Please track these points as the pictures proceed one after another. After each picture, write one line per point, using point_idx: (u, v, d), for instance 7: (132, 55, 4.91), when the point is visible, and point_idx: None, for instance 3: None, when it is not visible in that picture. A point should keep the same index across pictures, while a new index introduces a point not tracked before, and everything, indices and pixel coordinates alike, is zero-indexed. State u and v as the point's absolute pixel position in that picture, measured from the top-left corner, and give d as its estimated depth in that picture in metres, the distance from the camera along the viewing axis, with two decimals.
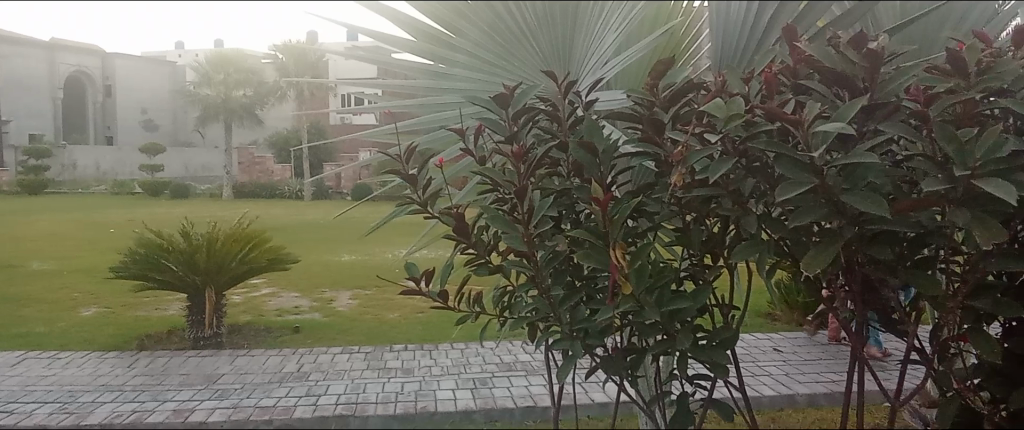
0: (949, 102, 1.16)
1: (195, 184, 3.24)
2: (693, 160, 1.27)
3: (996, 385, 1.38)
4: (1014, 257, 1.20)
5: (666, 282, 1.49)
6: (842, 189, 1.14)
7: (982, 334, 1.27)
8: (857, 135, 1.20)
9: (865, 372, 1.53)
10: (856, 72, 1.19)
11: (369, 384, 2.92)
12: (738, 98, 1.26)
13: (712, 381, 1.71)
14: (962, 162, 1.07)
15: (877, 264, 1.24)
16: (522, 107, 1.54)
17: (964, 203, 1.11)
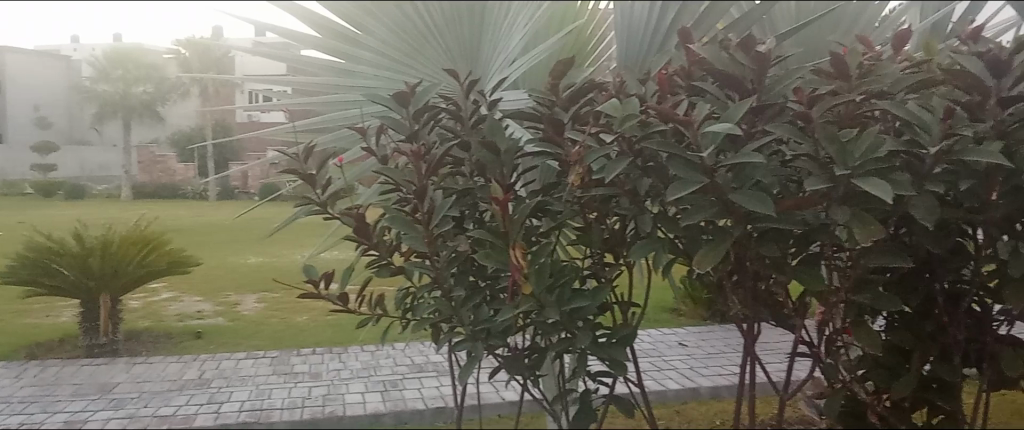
0: (830, 103, 1.20)
1: (90, 186, 1.95)
2: (590, 160, 1.32)
3: (878, 376, 1.44)
4: (893, 254, 1.25)
5: (566, 281, 1.51)
6: (731, 188, 1.18)
7: (865, 328, 1.31)
8: (745, 135, 1.24)
9: (758, 365, 1.58)
10: (745, 75, 1.24)
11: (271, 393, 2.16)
12: (633, 98, 1.28)
13: (615, 378, 1.73)
14: (843, 162, 1.11)
15: (766, 262, 1.27)
16: (424, 106, 1.52)
17: (845, 202, 1.16)
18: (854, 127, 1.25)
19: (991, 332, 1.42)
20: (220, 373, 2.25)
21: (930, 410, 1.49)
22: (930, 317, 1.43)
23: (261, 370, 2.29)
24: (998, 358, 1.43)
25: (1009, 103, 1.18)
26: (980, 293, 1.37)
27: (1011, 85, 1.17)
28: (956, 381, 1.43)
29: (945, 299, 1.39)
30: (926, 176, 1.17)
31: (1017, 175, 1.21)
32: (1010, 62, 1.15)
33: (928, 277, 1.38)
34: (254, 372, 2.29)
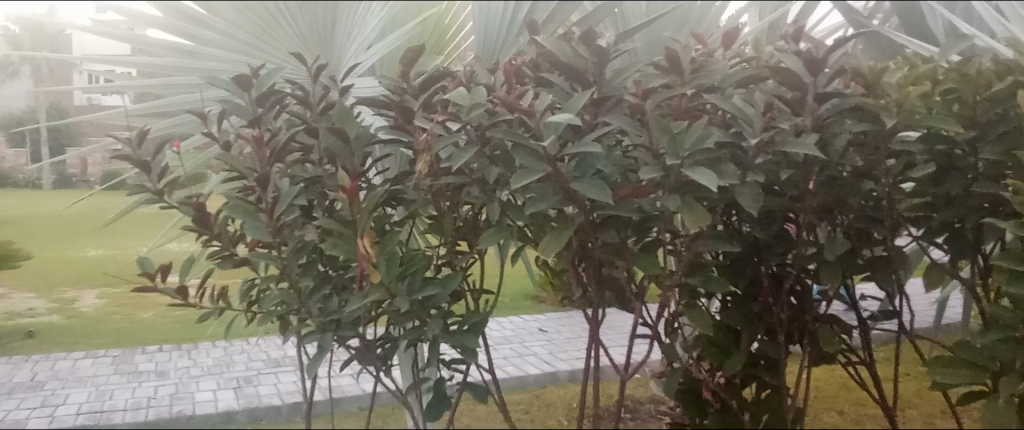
0: (663, 96, 1.27)
1: None
2: (440, 146, 1.31)
3: (711, 355, 1.53)
4: (722, 239, 1.33)
5: (417, 269, 1.48)
6: (573, 177, 1.22)
7: (698, 309, 1.41)
8: (586, 126, 1.29)
9: (603, 349, 1.63)
10: (586, 66, 1.27)
11: (120, 389, 1.81)
12: (480, 88, 1.29)
13: (467, 365, 1.74)
14: (674, 152, 1.17)
15: (607, 247, 1.35)
16: (268, 89, 1.46)
17: (677, 190, 1.23)
18: (686, 119, 1.32)
19: (811, 312, 1.52)
20: (58, 374, 1.75)
21: (758, 385, 1.60)
22: (757, 298, 1.53)
23: (103, 370, 1.78)
24: (816, 336, 1.54)
25: (824, 99, 1.25)
26: (800, 274, 1.47)
27: (826, 82, 1.24)
28: (779, 358, 1.53)
29: (770, 280, 1.50)
30: (749, 167, 1.25)
31: (829, 167, 1.28)
32: (824, 61, 1.20)
33: (755, 261, 1.48)
34: (97, 373, 1.77)
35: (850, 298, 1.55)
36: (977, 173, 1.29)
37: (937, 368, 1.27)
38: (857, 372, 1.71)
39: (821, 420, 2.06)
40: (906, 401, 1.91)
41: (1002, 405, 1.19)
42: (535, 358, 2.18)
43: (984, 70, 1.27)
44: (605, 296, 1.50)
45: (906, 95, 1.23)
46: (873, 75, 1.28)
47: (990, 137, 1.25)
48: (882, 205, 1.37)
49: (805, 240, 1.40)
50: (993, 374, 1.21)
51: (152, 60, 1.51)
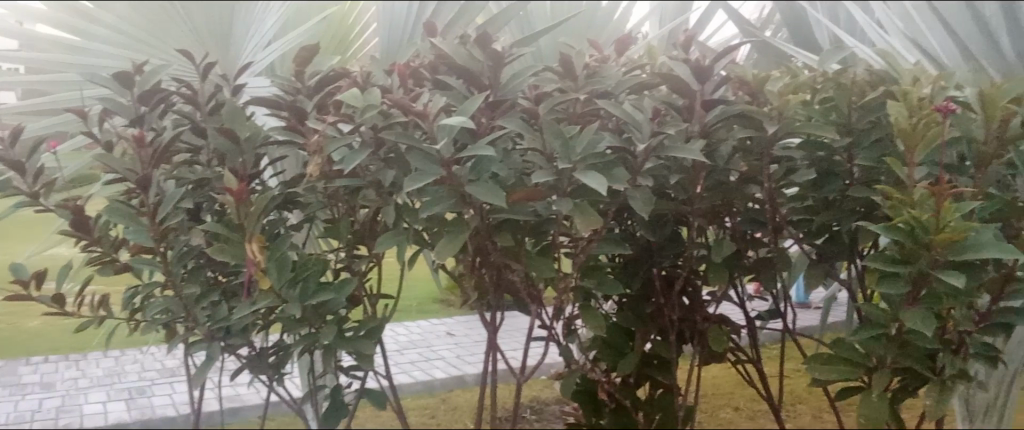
0: (556, 100, 1.28)
1: None
2: (333, 148, 1.27)
3: (605, 356, 1.57)
4: (614, 241, 1.35)
5: (310, 274, 1.44)
6: (467, 180, 1.22)
7: (592, 310, 1.43)
8: (483, 128, 1.27)
9: (502, 353, 1.64)
10: (481, 69, 1.26)
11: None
12: (374, 89, 1.26)
13: (365, 371, 1.71)
14: (566, 156, 1.19)
15: (503, 251, 1.35)
16: (154, 86, 1.40)
17: (570, 194, 1.25)
18: (579, 123, 1.34)
19: (701, 312, 1.57)
20: None
21: (652, 384, 1.66)
22: (649, 299, 1.57)
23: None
24: (706, 335, 1.59)
25: (711, 106, 1.29)
26: (689, 275, 1.51)
27: (712, 90, 1.28)
28: (670, 358, 1.59)
29: (661, 282, 1.53)
30: (638, 170, 1.28)
31: (717, 171, 1.33)
32: (710, 69, 1.24)
33: (647, 264, 1.51)
34: None
35: (738, 298, 1.59)
36: (853, 179, 1.35)
37: (814, 365, 1.28)
38: (745, 369, 1.77)
39: (718, 416, 2.13)
40: (794, 398, 1.98)
41: (875, 399, 1.21)
42: (442, 362, 2.12)
43: (858, 80, 1.34)
44: (504, 299, 1.51)
45: (785, 102, 1.29)
46: (757, 83, 1.33)
47: (864, 144, 1.30)
48: (765, 210, 1.41)
49: (694, 243, 1.44)
50: (866, 370, 1.23)
51: (32, 54, 1.37)
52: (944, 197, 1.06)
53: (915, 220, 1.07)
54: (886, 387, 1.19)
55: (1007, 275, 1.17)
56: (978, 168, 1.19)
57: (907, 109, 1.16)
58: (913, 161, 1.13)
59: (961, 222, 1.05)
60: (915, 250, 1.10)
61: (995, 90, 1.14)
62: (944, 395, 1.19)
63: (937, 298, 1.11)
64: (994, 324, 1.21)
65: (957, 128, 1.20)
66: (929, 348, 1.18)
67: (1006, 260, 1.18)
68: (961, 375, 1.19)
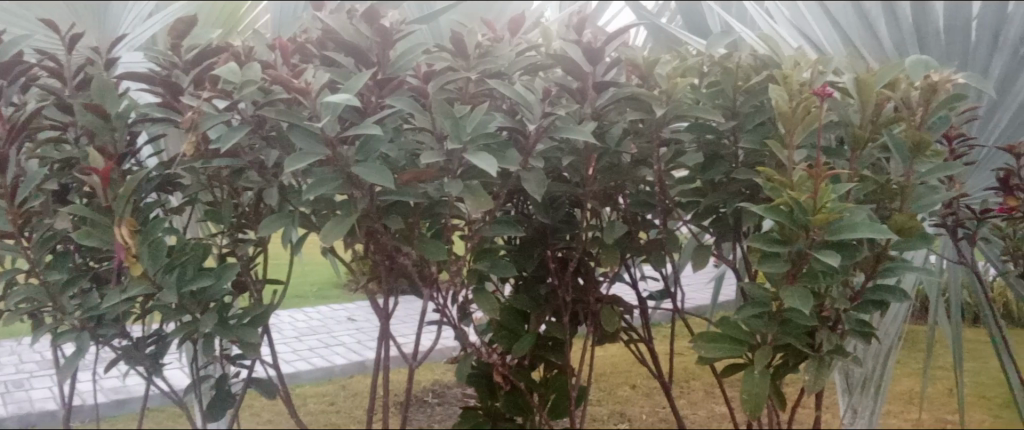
0: (446, 79, 1.24)
1: None
2: (208, 125, 1.21)
3: (500, 338, 1.56)
4: (507, 224, 1.33)
5: (188, 259, 1.36)
6: (354, 161, 1.17)
7: (484, 292, 1.40)
8: (370, 107, 1.22)
9: (394, 339, 1.60)
10: (368, 46, 1.21)
11: None
12: (254, 64, 1.19)
13: (252, 360, 1.64)
14: (456, 136, 1.16)
15: (393, 234, 1.30)
16: (13, 58, 1.28)
17: (462, 175, 1.22)
18: (473, 104, 1.31)
19: (594, 293, 1.56)
20: None
21: (546, 366, 1.65)
22: (544, 280, 1.55)
23: None
24: (599, 316, 1.58)
25: (602, 89, 1.28)
26: (582, 256, 1.50)
27: (604, 71, 1.27)
28: (563, 339, 1.58)
29: (556, 264, 1.52)
30: (530, 151, 1.26)
31: (608, 153, 1.33)
32: (601, 51, 1.24)
33: (542, 245, 1.49)
34: None
35: (630, 279, 1.60)
36: (739, 162, 1.36)
37: (701, 343, 1.28)
38: (637, 348, 1.78)
39: (615, 394, 2.15)
40: (687, 374, 2.05)
41: (757, 376, 1.23)
42: (343, 348, 2.06)
43: (744, 64, 1.35)
44: (397, 284, 1.47)
45: (674, 85, 1.28)
46: (647, 66, 1.33)
47: (748, 127, 1.31)
48: (655, 192, 1.41)
49: (587, 225, 1.43)
50: (749, 348, 1.26)
51: None
52: (821, 180, 1.09)
53: (793, 201, 1.10)
54: (769, 363, 1.21)
55: (879, 254, 1.22)
56: (855, 149, 1.22)
57: (787, 92, 1.17)
58: (793, 144, 1.16)
59: (836, 204, 1.09)
60: (794, 231, 1.12)
61: (870, 76, 1.18)
62: (822, 370, 1.21)
63: (814, 277, 1.14)
64: (868, 301, 1.25)
65: (836, 112, 1.24)
66: (808, 325, 1.20)
67: (878, 240, 1.23)
68: (837, 351, 1.22)
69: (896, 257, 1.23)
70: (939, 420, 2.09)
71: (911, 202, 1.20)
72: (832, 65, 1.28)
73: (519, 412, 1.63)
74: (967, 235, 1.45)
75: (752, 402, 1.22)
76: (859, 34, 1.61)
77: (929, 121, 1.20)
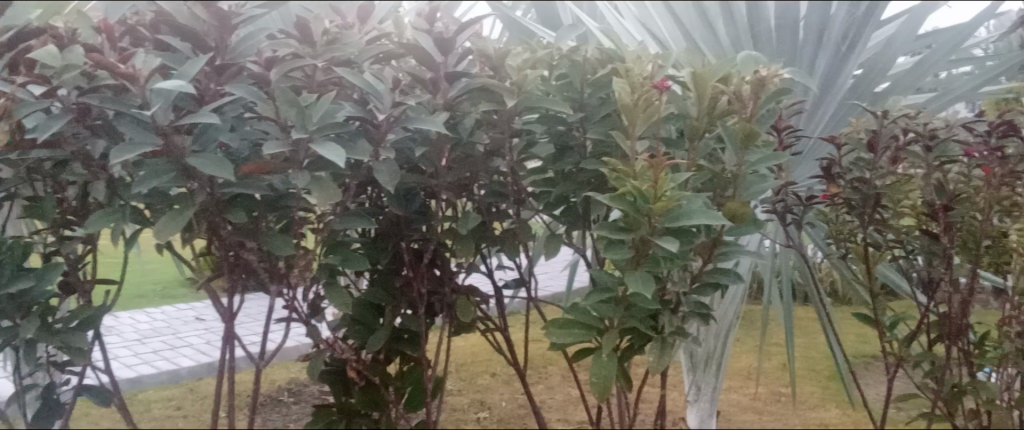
0: (290, 65, 1.18)
1: None
2: (23, 112, 1.11)
3: (353, 333, 1.53)
4: (359, 217, 1.30)
5: (3, 259, 1.25)
6: (191, 151, 1.12)
7: (336, 288, 1.36)
8: (209, 95, 1.17)
9: (240, 340, 1.53)
10: (205, 31, 1.14)
11: None
12: (78, 47, 1.11)
13: (82, 366, 1.53)
14: (303, 125, 1.13)
15: (236, 228, 1.25)
16: None
17: (309, 167, 1.19)
18: (320, 93, 1.26)
19: (449, 283, 1.53)
20: None
21: (402, 359, 1.64)
22: (399, 273, 1.53)
23: None
24: (454, 306, 1.56)
25: (454, 79, 1.28)
26: (438, 248, 1.48)
27: (455, 62, 1.27)
28: (418, 331, 1.57)
29: (410, 255, 1.49)
30: (380, 141, 1.24)
31: (461, 144, 1.32)
32: (452, 41, 1.25)
33: (396, 238, 1.47)
34: None
35: (485, 269, 1.58)
36: (586, 152, 1.38)
37: (552, 330, 1.30)
38: (494, 337, 1.77)
39: (475, 382, 2.17)
40: (543, 360, 2.12)
41: (605, 359, 1.25)
42: (190, 349, 1.93)
43: (589, 57, 1.36)
44: (243, 281, 1.40)
45: (524, 76, 1.31)
46: (497, 58, 1.32)
47: (596, 119, 1.35)
48: (508, 182, 1.42)
49: (441, 215, 1.42)
50: (598, 332, 1.29)
51: None
52: (660, 170, 1.14)
53: (636, 191, 1.14)
54: (616, 345, 1.24)
55: (714, 240, 1.28)
56: (693, 140, 1.29)
57: (629, 85, 1.21)
58: (635, 135, 1.20)
59: (675, 192, 1.14)
60: (637, 219, 1.16)
61: (706, 70, 1.24)
62: (664, 351, 1.26)
63: (656, 262, 1.18)
64: (707, 283, 1.31)
65: (675, 105, 1.30)
66: (651, 309, 1.25)
67: (715, 226, 1.29)
68: (679, 332, 1.27)
69: (730, 242, 1.30)
70: (775, 393, 2.19)
71: (743, 189, 1.27)
72: (673, 59, 1.33)
73: (374, 406, 1.62)
74: (795, 221, 1.54)
75: (600, 385, 1.25)
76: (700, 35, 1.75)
77: (758, 113, 1.26)
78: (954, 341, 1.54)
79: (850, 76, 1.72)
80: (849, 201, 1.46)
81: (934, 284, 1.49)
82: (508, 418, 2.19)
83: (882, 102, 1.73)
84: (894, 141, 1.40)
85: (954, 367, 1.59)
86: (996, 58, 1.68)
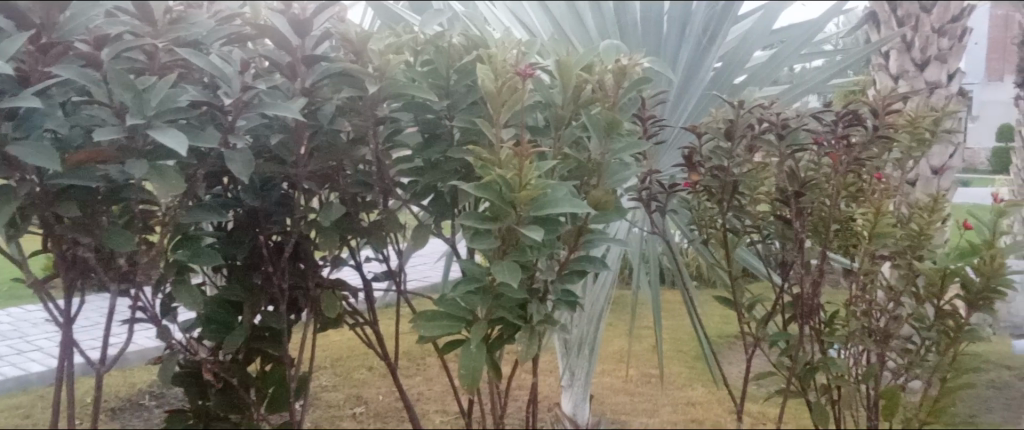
0: (125, 45, 1.11)
1: None
2: None
3: (210, 333, 1.44)
4: (208, 210, 1.23)
5: None
6: (11, 137, 1.06)
7: (186, 285, 1.27)
8: (32, 75, 1.10)
9: (80, 347, 1.43)
10: (27, 7, 1.05)
11: None
12: None
13: None
14: (139, 111, 1.05)
15: (71, 223, 1.16)
16: None
17: (148, 156, 1.11)
18: (162, 75, 1.18)
19: (313, 277, 1.46)
20: None
21: (263, 359, 1.56)
22: (259, 268, 1.46)
23: None
24: (319, 302, 1.49)
25: (312, 63, 1.22)
26: (300, 240, 1.41)
27: (313, 45, 1.22)
28: (280, 328, 1.49)
29: (270, 249, 1.43)
30: (229, 128, 1.18)
31: (321, 131, 1.27)
32: (309, 23, 1.18)
33: (254, 231, 1.40)
34: None
35: (353, 262, 1.52)
36: (453, 140, 1.35)
37: (420, 323, 1.27)
38: (363, 332, 1.71)
39: (350, 377, 2.09)
40: (421, 352, 2.06)
41: (473, 350, 1.23)
42: (37, 353, 1.72)
43: (454, 44, 1.33)
44: (82, 281, 1.31)
45: (387, 62, 1.24)
46: (358, 42, 1.25)
47: (462, 106, 1.30)
48: (373, 172, 1.35)
49: (302, 206, 1.35)
50: (467, 324, 1.26)
51: None
52: (526, 158, 1.13)
53: (501, 178, 1.12)
54: (484, 335, 1.22)
55: (580, 228, 1.29)
56: (558, 128, 1.29)
57: (493, 71, 1.19)
58: (499, 122, 1.19)
59: (540, 181, 1.14)
60: (502, 208, 1.15)
61: (569, 60, 1.24)
62: (533, 340, 1.25)
63: (522, 251, 1.18)
64: (572, 271, 1.31)
65: (540, 93, 1.29)
66: (518, 298, 1.24)
67: (580, 215, 1.30)
68: (546, 320, 1.26)
69: (595, 231, 1.31)
70: (647, 374, 2.17)
71: (607, 178, 1.28)
72: (537, 46, 1.32)
73: (234, 410, 1.53)
74: (659, 207, 1.58)
75: (468, 377, 1.22)
76: (569, 24, 1.78)
77: (621, 101, 1.28)
78: (806, 319, 1.60)
79: (711, 69, 1.79)
80: (708, 188, 1.51)
81: (787, 266, 1.57)
82: (385, 412, 2.05)
83: (740, 94, 1.79)
84: (750, 129, 1.46)
85: (807, 345, 1.66)
86: (844, 53, 1.79)
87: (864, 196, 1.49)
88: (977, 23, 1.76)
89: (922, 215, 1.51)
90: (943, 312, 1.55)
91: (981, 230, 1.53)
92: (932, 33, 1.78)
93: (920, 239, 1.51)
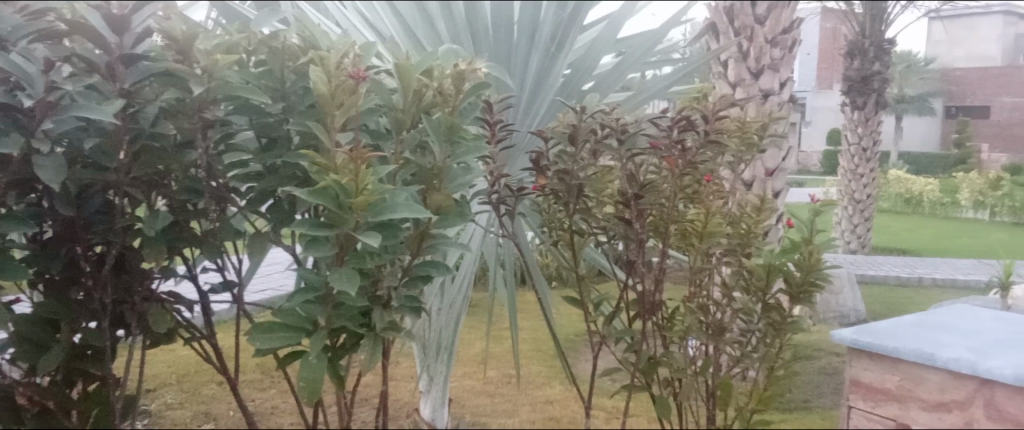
0: None
1: None
2: None
3: (23, 355, 1.34)
4: (15, 221, 1.15)
5: None
6: None
7: None
8: None
9: None
10: None
11: None
12: None
13: None
14: None
15: None
16: None
17: None
18: None
19: (139, 290, 1.37)
20: None
21: (86, 379, 1.46)
22: (78, 281, 1.36)
23: None
24: (146, 316, 1.39)
25: (132, 62, 1.16)
26: (124, 251, 1.32)
27: (132, 43, 1.16)
28: (103, 347, 1.39)
29: (89, 262, 1.32)
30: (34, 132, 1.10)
31: (143, 135, 1.21)
32: (126, 20, 1.13)
33: (71, 243, 1.30)
34: None
35: (186, 272, 1.42)
36: (292, 145, 1.29)
37: (256, 335, 1.20)
38: (202, 346, 1.62)
39: (198, 392, 2.01)
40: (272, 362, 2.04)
41: (312, 360, 1.19)
42: None
43: (290, 45, 1.28)
44: None
45: (214, 62, 1.18)
46: (184, 40, 1.18)
47: (299, 109, 1.26)
48: (204, 177, 1.28)
49: (123, 213, 1.26)
50: (308, 333, 1.22)
51: None
52: (362, 163, 1.12)
53: (337, 184, 1.09)
54: (324, 344, 1.18)
55: (422, 233, 1.28)
56: (399, 133, 1.28)
57: (327, 74, 1.16)
58: (335, 126, 1.16)
59: (377, 187, 1.12)
60: (341, 214, 1.12)
61: (409, 64, 1.23)
62: (376, 348, 1.22)
63: (362, 258, 1.15)
64: (416, 277, 1.31)
65: (379, 97, 1.27)
66: (359, 305, 1.21)
67: (422, 220, 1.29)
68: (391, 327, 1.24)
69: (438, 236, 1.30)
70: (505, 376, 2.20)
71: (449, 181, 1.28)
72: (376, 49, 1.30)
73: None
74: (507, 211, 1.59)
75: (308, 389, 1.18)
76: (421, 27, 1.82)
77: (461, 105, 1.28)
78: (648, 316, 1.68)
79: (559, 75, 1.81)
80: (556, 192, 1.53)
81: (632, 266, 1.63)
82: None
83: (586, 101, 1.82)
84: (592, 134, 1.50)
85: (650, 340, 1.73)
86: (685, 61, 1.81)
87: (699, 197, 1.57)
88: (807, 34, 1.97)
89: (750, 215, 1.61)
90: (769, 306, 1.63)
91: (801, 229, 1.64)
92: (766, 44, 1.97)
93: (748, 237, 1.61)
